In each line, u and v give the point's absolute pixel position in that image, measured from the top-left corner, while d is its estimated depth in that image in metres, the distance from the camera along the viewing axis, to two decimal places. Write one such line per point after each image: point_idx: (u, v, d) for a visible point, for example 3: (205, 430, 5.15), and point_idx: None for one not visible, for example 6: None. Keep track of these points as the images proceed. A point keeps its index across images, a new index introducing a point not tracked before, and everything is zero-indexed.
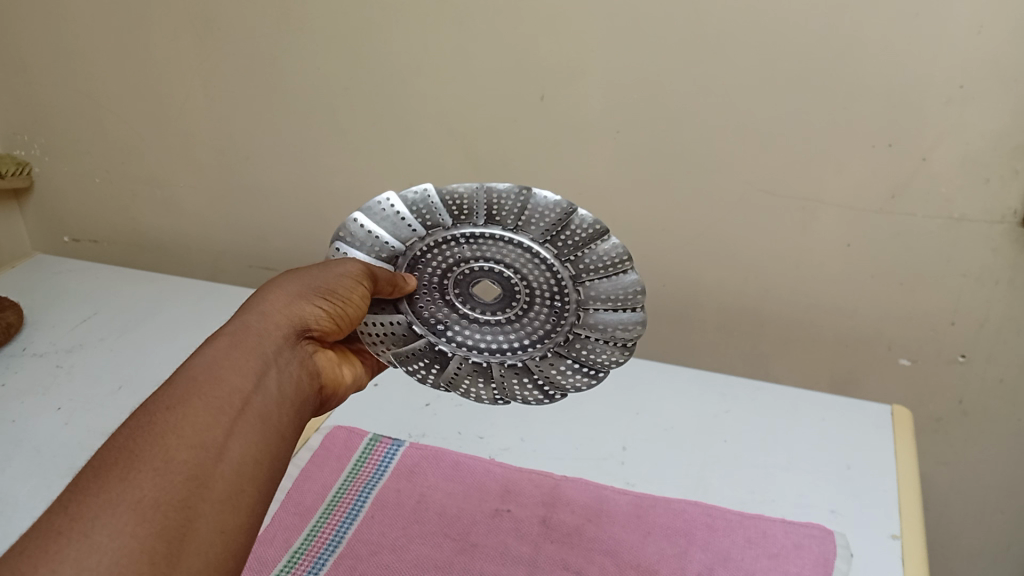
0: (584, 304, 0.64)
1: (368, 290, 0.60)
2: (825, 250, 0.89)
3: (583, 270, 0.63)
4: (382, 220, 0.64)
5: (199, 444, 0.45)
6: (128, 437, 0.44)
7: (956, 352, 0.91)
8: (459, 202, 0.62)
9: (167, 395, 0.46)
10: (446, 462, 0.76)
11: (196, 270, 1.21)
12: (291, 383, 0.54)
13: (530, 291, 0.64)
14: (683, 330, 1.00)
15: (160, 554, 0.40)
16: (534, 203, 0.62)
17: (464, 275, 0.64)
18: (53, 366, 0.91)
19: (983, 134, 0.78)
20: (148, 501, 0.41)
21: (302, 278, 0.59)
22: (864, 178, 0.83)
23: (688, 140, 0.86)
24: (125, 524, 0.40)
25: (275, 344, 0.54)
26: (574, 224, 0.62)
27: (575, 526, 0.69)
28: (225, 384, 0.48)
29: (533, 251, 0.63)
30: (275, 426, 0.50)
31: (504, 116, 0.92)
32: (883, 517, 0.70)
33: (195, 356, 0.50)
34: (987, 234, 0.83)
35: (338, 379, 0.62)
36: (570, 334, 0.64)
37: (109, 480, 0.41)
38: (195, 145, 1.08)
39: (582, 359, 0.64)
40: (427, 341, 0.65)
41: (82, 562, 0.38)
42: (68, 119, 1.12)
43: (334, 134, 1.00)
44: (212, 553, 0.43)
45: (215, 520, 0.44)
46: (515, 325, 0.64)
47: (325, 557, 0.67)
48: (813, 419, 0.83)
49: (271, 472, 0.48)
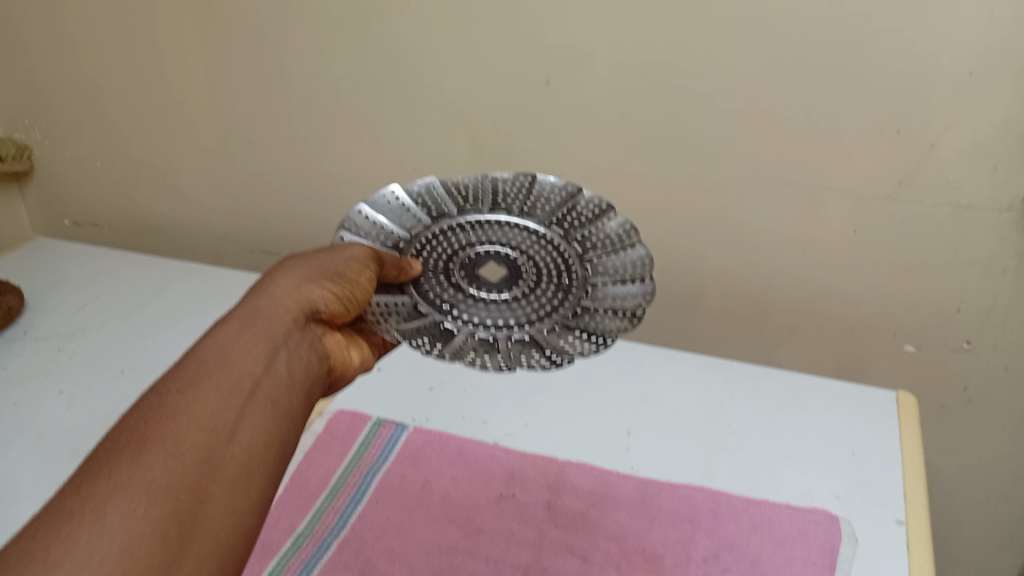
0: (591, 278, 0.65)
1: (374, 273, 0.61)
2: (830, 238, 0.88)
3: (589, 247, 0.65)
4: (385, 210, 0.66)
5: (211, 427, 0.45)
6: (138, 420, 0.44)
7: (962, 339, 0.91)
8: (464, 190, 0.65)
9: (177, 377, 0.46)
10: (450, 447, 0.76)
11: (199, 255, 1.20)
12: (300, 366, 0.53)
13: (537, 269, 0.64)
14: (689, 317, 1.00)
15: (172, 536, 0.40)
16: (539, 187, 0.65)
17: (469, 260, 0.65)
18: (54, 350, 0.90)
19: (992, 122, 0.77)
20: (159, 483, 0.41)
21: (309, 262, 0.59)
22: (871, 165, 0.82)
23: (694, 126, 0.86)
24: (136, 506, 0.40)
25: (284, 326, 0.54)
26: (579, 206, 0.64)
27: (580, 511, 0.69)
28: (235, 367, 0.48)
29: (541, 233, 0.65)
30: (285, 409, 0.50)
31: (509, 102, 0.91)
32: (889, 505, 0.69)
33: (204, 338, 0.50)
34: (994, 222, 0.82)
35: (347, 362, 0.61)
36: (577, 307, 0.64)
37: (120, 462, 0.41)
38: (199, 130, 1.07)
39: (589, 329, 0.64)
40: (431, 318, 0.64)
41: (96, 542, 0.38)
42: (71, 103, 1.12)
43: (340, 119, 0.99)
44: (223, 534, 0.43)
45: (224, 502, 0.44)
46: (523, 301, 0.64)
47: (329, 541, 0.67)
48: (818, 406, 0.82)
49: (278, 455, 0.48)
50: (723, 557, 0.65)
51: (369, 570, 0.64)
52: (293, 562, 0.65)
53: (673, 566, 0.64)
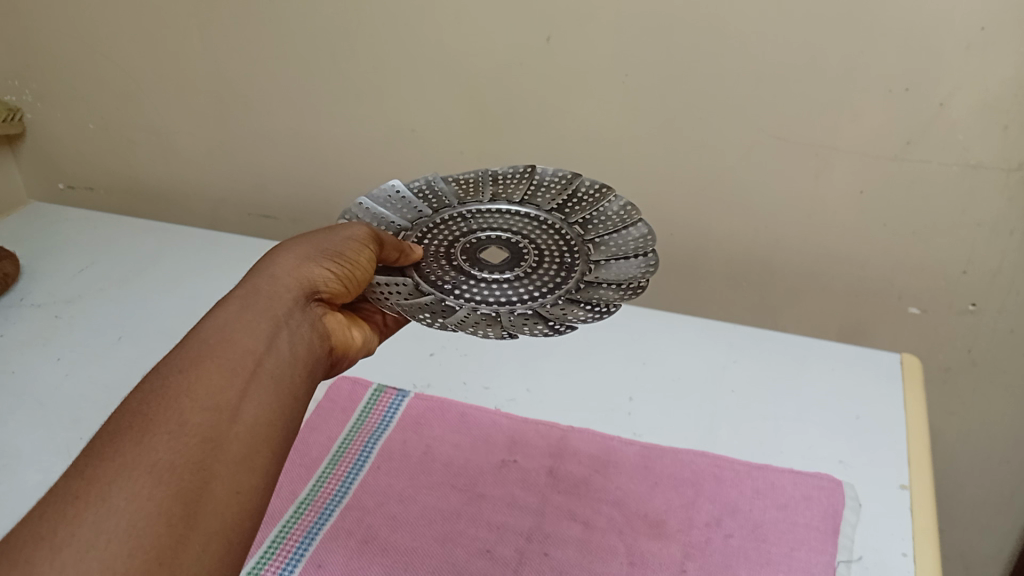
0: (593, 257, 0.65)
1: (374, 254, 0.60)
2: (836, 199, 0.87)
3: (588, 229, 0.67)
4: (388, 203, 0.71)
5: (214, 407, 0.44)
6: (141, 402, 0.43)
7: (967, 302, 0.90)
8: (467, 185, 0.72)
9: (179, 358, 0.46)
10: (451, 413, 0.76)
11: (196, 219, 1.19)
12: (303, 344, 0.53)
13: (539, 250, 0.65)
14: (692, 281, 0.99)
15: (177, 516, 0.40)
16: (538, 179, 0.72)
17: (470, 245, 0.66)
18: (52, 316, 0.90)
19: (1004, 79, 0.75)
20: (163, 464, 0.41)
21: (309, 241, 0.58)
22: (879, 124, 0.81)
23: (698, 84, 0.84)
24: (140, 488, 0.39)
25: (286, 304, 0.53)
26: (577, 193, 0.70)
27: (582, 477, 0.69)
28: (237, 346, 0.48)
29: (540, 218, 0.68)
30: (289, 388, 0.49)
31: (509, 60, 0.89)
32: (892, 470, 0.69)
33: (206, 318, 0.50)
34: (1004, 182, 0.81)
35: (349, 342, 0.60)
36: (581, 283, 0.62)
37: (123, 445, 0.41)
38: (193, 91, 1.05)
39: (592, 301, 0.60)
40: (433, 296, 0.61)
41: (101, 524, 0.38)
42: (62, 63, 1.09)
43: (336, 79, 0.97)
44: (229, 514, 0.42)
45: (229, 481, 0.43)
46: (526, 278, 0.62)
47: (331, 508, 0.66)
48: (822, 370, 0.82)
49: (285, 432, 0.47)
50: (725, 521, 0.65)
51: (371, 537, 0.64)
52: (296, 530, 0.65)
53: (676, 531, 0.64)
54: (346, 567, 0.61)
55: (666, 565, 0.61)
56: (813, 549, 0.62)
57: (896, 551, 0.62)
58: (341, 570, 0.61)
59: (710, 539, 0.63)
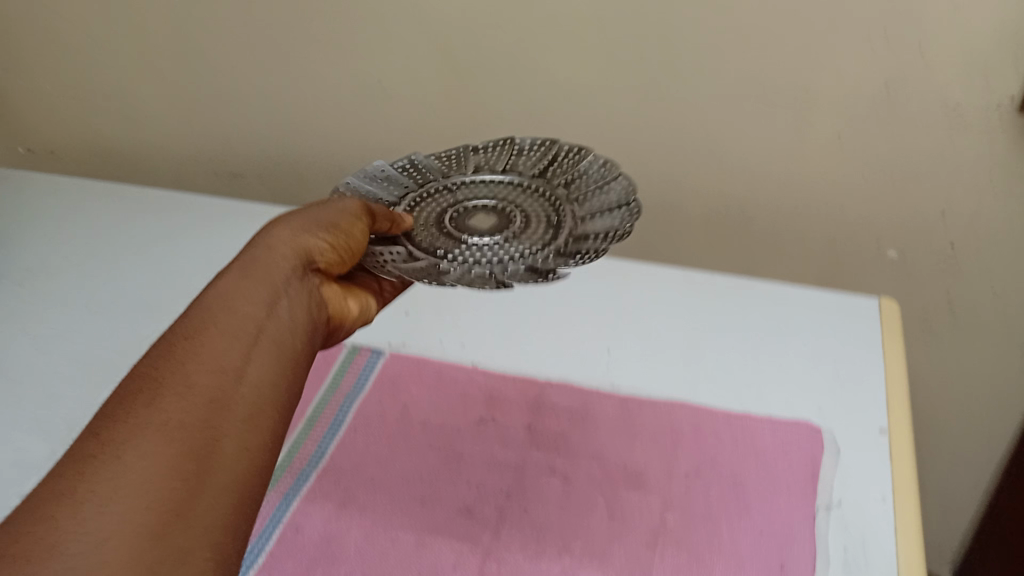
0: (580, 214, 0.64)
1: (369, 227, 0.59)
2: (815, 146, 0.85)
3: (572, 188, 0.66)
4: (371, 180, 0.69)
5: (220, 371, 0.43)
6: (148, 368, 0.42)
7: (946, 243, 0.89)
8: (449, 158, 0.71)
9: (183, 325, 0.45)
10: (427, 372, 0.75)
11: (163, 181, 1.16)
12: (303, 312, 0.51)
13: (526, 214, 0.64)
14: (666, 228, 0.97)
15: (193, 473, 0.38)
16: (517, 146, 0.71)
17: (457, 214, 0.65)
18: (14, 287, 0.88)
19: (986, 19, 0.73)
20: (174, 423, 0.39)
21: (304, 212, 0.57)
22: (858, 67, 0.79)
23: (674, 30, 0.81)
24: (155, 445, 0.38)
25: (286, 272, 0.52)
26: (557, 155, 0.70)
27: (560, 432, 0.69)
28: (238, 311, 0.46)
29: (524, 183, 0.68)
30: (291, 355, 0.48)
31: (479, 10, 0.86)
32: (870, 413, 0.69)
33: (208, 287, 0.48)
34: (985, 126, 0.79)
35: (344, 313, 0.58)
36: (571, 238, 0.61)
37: (133, 406, 0.39)
38: (153, 49, 1.01)
39: (585, 250, 0.59)
40: (426, 261, 0.60)
41: (116, 481, 0.36)
42: (14, 21, 1.05)
43: (302, 34, 0.94)
44: (241, 475, 0.41)
45: (240, 442, 0.42)
46: (516, 238, 0.61)
47: (307, 472, 0.66)
48: (800, 316, 0.81)
49: (287, 399, 0.46)
50: (705, 471, 0.64)
51: (350, 499, 0.63)
52: (273, 494, 0.64)
53: (655, 483, 0.64)
54: (324, 530, 0.61)
55: (646, 516, 0.61)
56: (792, 496, 0.62)
57: (874, 496, 0.62)
58: (320, 533, 0.61)
59: (690, 490, 0.63)
